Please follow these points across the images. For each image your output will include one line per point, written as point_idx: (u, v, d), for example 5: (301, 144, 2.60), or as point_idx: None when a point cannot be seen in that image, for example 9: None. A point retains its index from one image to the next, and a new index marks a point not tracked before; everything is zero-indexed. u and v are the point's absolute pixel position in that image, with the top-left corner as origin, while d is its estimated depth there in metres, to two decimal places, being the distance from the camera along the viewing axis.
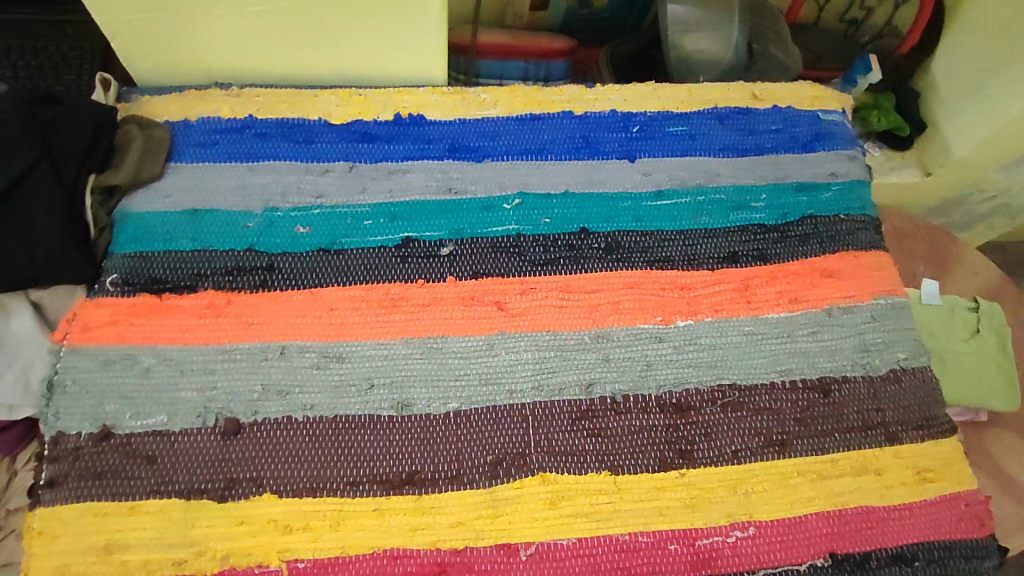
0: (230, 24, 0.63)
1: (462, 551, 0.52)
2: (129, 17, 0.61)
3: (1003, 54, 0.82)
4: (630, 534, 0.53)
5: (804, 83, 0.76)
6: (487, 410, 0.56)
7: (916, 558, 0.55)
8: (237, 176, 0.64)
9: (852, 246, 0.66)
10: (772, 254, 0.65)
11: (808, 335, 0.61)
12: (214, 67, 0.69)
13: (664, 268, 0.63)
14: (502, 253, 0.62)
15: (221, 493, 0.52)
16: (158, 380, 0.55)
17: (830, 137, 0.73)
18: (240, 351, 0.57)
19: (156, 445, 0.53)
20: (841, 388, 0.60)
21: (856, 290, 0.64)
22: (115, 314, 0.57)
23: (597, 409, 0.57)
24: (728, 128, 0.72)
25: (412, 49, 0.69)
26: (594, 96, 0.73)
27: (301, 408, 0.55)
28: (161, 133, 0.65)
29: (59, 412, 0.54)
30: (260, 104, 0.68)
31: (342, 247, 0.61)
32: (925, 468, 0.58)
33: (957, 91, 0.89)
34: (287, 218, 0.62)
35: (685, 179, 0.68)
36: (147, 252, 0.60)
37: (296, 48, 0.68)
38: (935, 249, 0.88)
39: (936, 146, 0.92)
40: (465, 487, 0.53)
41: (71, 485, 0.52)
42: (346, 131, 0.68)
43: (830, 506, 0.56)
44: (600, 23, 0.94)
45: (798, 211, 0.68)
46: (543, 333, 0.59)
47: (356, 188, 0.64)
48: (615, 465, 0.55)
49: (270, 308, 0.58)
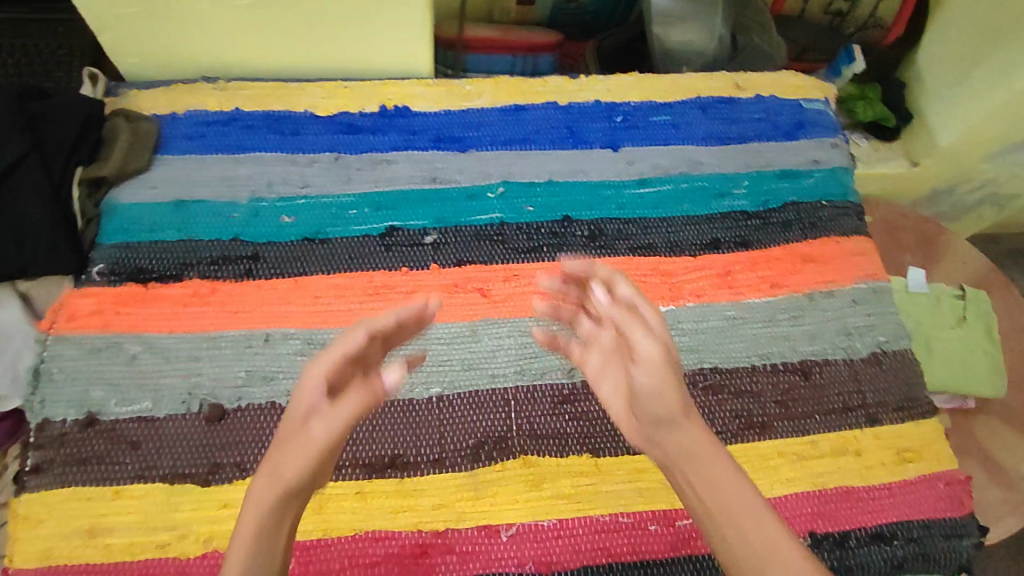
0: (216, 17, 0.64)
1: (443, 533, 0.52)
2: (116, 12, 0.62)
3: (987, 43, 0.83)
4: (611, 515, 0.54)
5: (787, 73, 0.77)
6: (470, 395, 0.57)
7: (895, 537, 0.55)
8: (224, 167, 0.65)
9: (833, 231, 0.67)
10: (754, 241, 0.65)
11: (789, 319, 0.62)
12: (202, 61, 0.70)
13: (647, 254, 0.64)
14: (486, 241, 0.63)
15: (204, 478, 0.52)
16: (144, 367, 0.56)
17: (812, 125, 0.74)
18: (225, 338, 0.57)
19: (141, 430, 0.54)
20: (821, 370, 0.60)
21: (837, 276, 0.65)
22: (102, 303, 0.58)
23: (579, 393, 0.57)
24: (712, 117, 0.72)
25: (397, 42, 0.70)
26: (578, 86, 0.73)
27: (285, 394, 0.56)
28: (147, 126, 0.66)
29: (46, 399, 0.55)
30: (246, 97, 0.69)
31: (327, 237, 0.62)
32: (905, 449, 0.59)
33: (943, 81, 0.90)
34: (273, 208, 0.63)
35: (668, 167, 0.68)
36: (133, 243, 0.61)
37: (283, 42, 0.68)
38: (923, 239, 0.88)
39: (923, 136, 0.92)
40: (447, 469, 0.54)
41: (56, 470, 0.52)
42: (331, 123, 0.68)
43: (810, 487, 0.56)
44: (587, 17, 0.94)
45: (780, 197, 0.68)
46: (524, 320, 0.60)
47: (340, 178, 0.65)
48: (596, 448, 0.56)
49: (255, 296, 0.59)
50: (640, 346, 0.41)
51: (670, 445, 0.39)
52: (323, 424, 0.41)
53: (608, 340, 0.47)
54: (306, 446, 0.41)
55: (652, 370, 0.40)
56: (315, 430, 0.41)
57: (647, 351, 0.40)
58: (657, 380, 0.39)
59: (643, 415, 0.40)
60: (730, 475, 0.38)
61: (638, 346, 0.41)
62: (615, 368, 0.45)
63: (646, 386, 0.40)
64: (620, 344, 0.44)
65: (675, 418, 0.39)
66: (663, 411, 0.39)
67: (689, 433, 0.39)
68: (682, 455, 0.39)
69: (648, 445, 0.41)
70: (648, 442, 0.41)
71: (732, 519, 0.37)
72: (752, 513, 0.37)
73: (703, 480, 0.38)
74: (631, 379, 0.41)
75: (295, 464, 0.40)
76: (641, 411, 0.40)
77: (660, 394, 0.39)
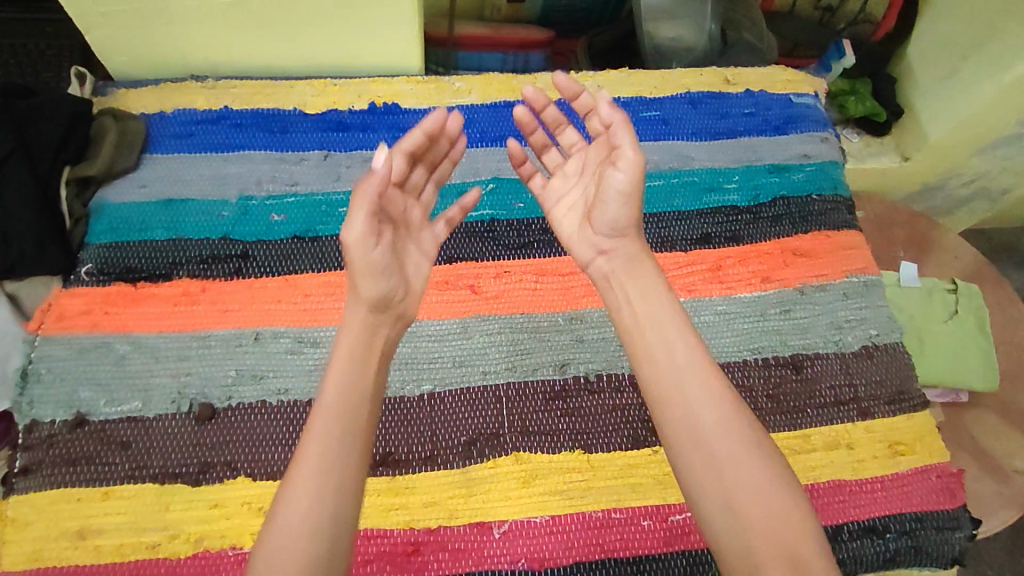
0: (203, 16, 0.63)
1: (435, 531, 0.52)
2: (102, 10, 0.61)
3: (975, 37, 0.83)
4: (604, 511, 0.54)
5: (776, 68, 0.77)
6: (461, 392, 0.56)
7: (887, 530, 0.56)
8: (213, 166, 0.65)
9: (824, 226, 0.67)
10: (745, 235, 0.65)
11: (780, 313, 0.62)
12: (190, 60, 0.70)
13: None
14: (476, 237, 0.63)
15: (195, 477, 0.52)
16: (133, 367, 0.56)
17: (802, 119, 0.74)
18: (215, 337, 0.57)
19: (130, 430, 0.53)
20: (813, 364, 0.60)
21: (828, 270, 0.65)
22: (91, 303, 0.58)
23: (571, 389, 0.57)
24: (702, 112, 0.72)
25: (387, 39, 0.70)
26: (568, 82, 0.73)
27: (276, 392, 0.55)
28: (136, 125, 0.65)
29: (34, 400, 0.54)
30: (234, 96, 0.69)
31: (317, 234, 0.62)
32: (897, 442, 0.59)
33: (932, 76, 0.90)
34: (262, 206, 0.63)
35: (659, 163, 0.68)
36: (121, 242, 0.61)
37: (271, 40, 0.68)
38: (915, 233, 0.89)
39: (913, 130, 0.92)
40: (439, 467, 0.54)
41: (45, 472, 0.52)
42: (321, 120, 0.68)
43: (802, 481, 0.56)
44: (578, 14, 0.94)
45: (770, 192, 0.68)
46: (515, 316, 0.60)
47: (330, 176, 0.65)
48: (588, 444, 0.56)
49: (245, 295, 0.59)
50: (620, 155, 0.48)
51: (619, 254, 0.51)
52: (377, 330, 0.47)
53: (592, 155, 0.54)
54: (363, 291, 0.46)
55: (628, 176, 0.48)
56: (369, 344, 0.46)
57: (626, 156, 0.48)
58: (629, 184, 0.48)
59: (604, 220, 0.50)
60: (706, 382, 0.45)
61: (618, 156, 0.48)
62: (588, 183, 0.54)
63: (620, 190, 0.49)
64: (599, 164, 0.52)
65: (623, 227, 0.50)
66: (620, 215, 0.50)
67: (636, 245, 0.51)
68: (630, 262, 0.51)
69: (609, 258, 0.51)
70: (600, 250, 0.52)
71: (702, 403, 0.44)
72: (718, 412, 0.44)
73: (645, 304, 0.49)
74: (610, 176, 0.49)
75: (360, 262, 0.45)
76: (603, 215, 0.50)
77: (625, 199, 0.49)
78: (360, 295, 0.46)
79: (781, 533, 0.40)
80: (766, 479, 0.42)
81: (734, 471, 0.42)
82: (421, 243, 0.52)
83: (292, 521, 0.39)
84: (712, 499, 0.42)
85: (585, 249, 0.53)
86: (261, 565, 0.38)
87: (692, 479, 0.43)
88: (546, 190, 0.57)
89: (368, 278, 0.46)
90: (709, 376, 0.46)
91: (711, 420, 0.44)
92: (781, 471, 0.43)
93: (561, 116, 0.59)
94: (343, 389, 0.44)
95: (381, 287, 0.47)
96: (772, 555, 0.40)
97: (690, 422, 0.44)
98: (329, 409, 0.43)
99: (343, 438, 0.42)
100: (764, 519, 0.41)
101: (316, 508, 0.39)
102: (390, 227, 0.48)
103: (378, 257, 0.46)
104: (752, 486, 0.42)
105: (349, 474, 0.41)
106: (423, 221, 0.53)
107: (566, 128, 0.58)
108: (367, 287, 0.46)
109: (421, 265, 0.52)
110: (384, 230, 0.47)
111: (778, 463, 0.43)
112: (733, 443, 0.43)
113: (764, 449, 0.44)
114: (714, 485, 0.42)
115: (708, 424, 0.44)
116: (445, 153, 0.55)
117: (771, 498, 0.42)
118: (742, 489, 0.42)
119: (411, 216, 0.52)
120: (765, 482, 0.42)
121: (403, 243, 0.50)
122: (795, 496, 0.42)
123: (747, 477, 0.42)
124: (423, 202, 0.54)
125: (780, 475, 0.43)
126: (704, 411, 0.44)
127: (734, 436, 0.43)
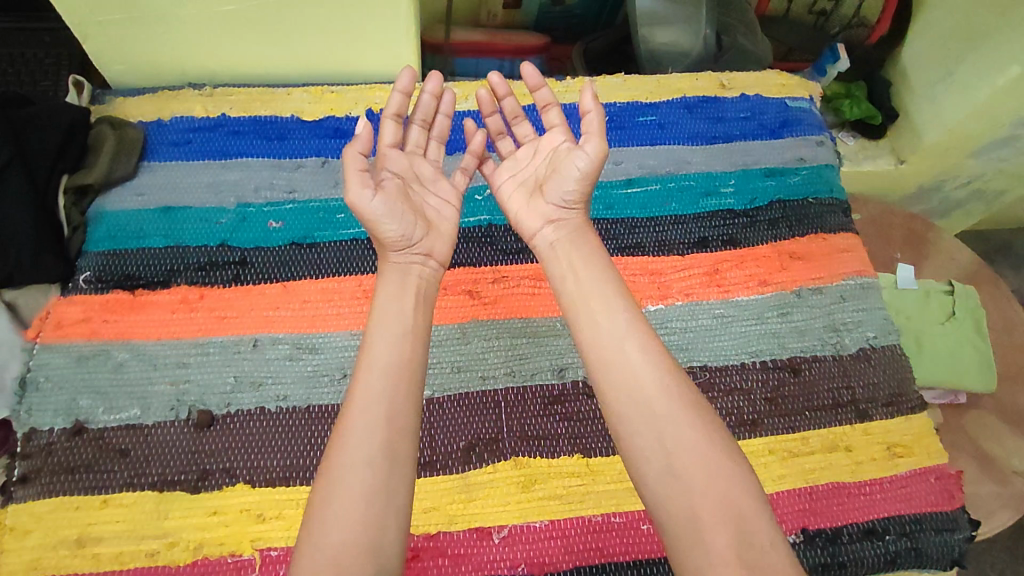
0: (200, 25, 0.64)
1: (436, 536, 0.52)
2: (99, 19, 0.61)
3: (968, 41, 0.84)
4: (603, 515, 0.54)
5: (771, 72, 0.78)
6: (460, 398, 0.56)
7: (887, 532, 0.56)
8: (210, 173, 0.65)
9: (820, 229, 0.67)
10: (741, 239, 0.66)
11: (778, 316, 0.62)
12: (187, 67, 0.70)
13: (635, 254, 0.64)
14: (474, 243, 0.63)
15: (194, 484, 0.52)
16: (131, 374, 0.56)
17: (797, 123, 0.74)
18: (213, 344, 0.57)
19: (129, 438, 0.53)
20: (810, 367, 0.61)
21: (825, 272, 0.65)
22: (89, 311, 0.58)
23: (570, 393, 0.58)
24: (697, 116, 0.73)
25: (383, 45, 0.70)
26: (564, 88, 0.73)
27: (274, 399, 0.55)
28: (133, 133, 0.65)
29: (32, 408, 0.54)
30: (232, 103, 0.69)
31: (315, 241, 0.62)
32: (895, 443, 0.59)
33: (926, 79, 0.90)
34: (260, 213, 0.63)
35: (655, 167, 0.69)
36: (119, 250, 0.61)
37: (268, 48, 0.68)
38: (911, 235, 0.89)
39: (908, 133, 0.93)
40: (438, 472, 0.54)
41: (43, 480, 0.52)
42: (318, 127, 0.68)
43: (801, 483, 0.56)
44: (574, 20, 0.94)
45: (767, 196, 0.68)
46: (514, 321, 0.60)
47: (328, 183, 0.65)
48: (587, 448, 0.56)
49: (243, 302, 0.59)
50: (588, 140, 0.55)
51: (565, 226, 0.56)
52: (411, 301, 0.51)
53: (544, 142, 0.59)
54: (384, 235, 0.53)
55: (589, 158, 0.55)
56: (408, 314, 0.50)
57: (593, 144, 0.54)
58: (590, 162, 0.55)
59: (558, 191, 0.56)
60: (645, 350, 0.48)
61: (585, 142, 0.55)
62: (540, 164, 0.59)
63: (581, 170, 0.55)
64: (555, 148, 0.58)
65: (573, 199, 0.56)
66: (576, 190, 0.56)
67: (581, 218, 0.57)
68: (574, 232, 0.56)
69: (558, 227, 0.56)
70: (548, 220, 0.57)
71: (639, 362, 0.48)
72: (658, 379, 0.47)
73: (589, 270, 0.53)
74: (576, 157, 0.56)
75: (371, 211, 0.52)
76: (559, 187, 0.56)
77: (582, 179, 0.55)
78: (384, 241, 0.53)
79: (718, 491, 0.43)
80: (703, 442, 0.45)
81: (667, 434, 0.45)
82: (432, 191, 0.58)
83: (345, 460, 0.43)
84: (651, 460, 0.45)
85: (533, 219, 0.57)
86: (323, 501, 0.42)
87: (628, 441, 0.46)
88: (496, 172, 0.60)
89: (385, 221, 0.52)
90: (647, 346, 0.49)
91: (652, 386, 0.47)
92: (720, 434, 0.46)
93: (517, 107, 0.63)
94: (386, 350, 0.48)
95: (389, 225, 0.53)
96: (705, 512, 0.42)
97: (631, 391, 0.47)
98: (378, 369, 0.47)
99: (385, 391, 0.46)
100: (702, 477, 0.43)
101: (363, 453, 0.43)
102: (395, 178, 0.55)
103: (379, 204, 0.52)
104: (687, 448, 0.44)
105: (392, 424, 0.45)
106: (436, 172, 0.59)
107: (522, 121, 0.62)
108: (386, 229, 0.52)
109: (442, 209, 0.58)
110: (386, 182, 0.54)
111: (711, 427, 0.46)
112: (669, 407, 0.46)
113: (705, 416, 0.46)
114: (650, 446, 0.45)
115: (649, 390, 0.47)
116: (435, 106, 0.61)
117: (707, 459, 0.44)
118: (680, 452, 0.44)
119: (422, 169, 0.58)
120: (702, 440, 0.45)
121: (417, 192, 0.57)
122: (732, 459, 0.44)
123: (685, 437, 0.45)
124: (431, 158, 0.60)
125: (715, 439, 0.45)
126: (646, 378, 0.47)
127: (672, 395, 0.46)
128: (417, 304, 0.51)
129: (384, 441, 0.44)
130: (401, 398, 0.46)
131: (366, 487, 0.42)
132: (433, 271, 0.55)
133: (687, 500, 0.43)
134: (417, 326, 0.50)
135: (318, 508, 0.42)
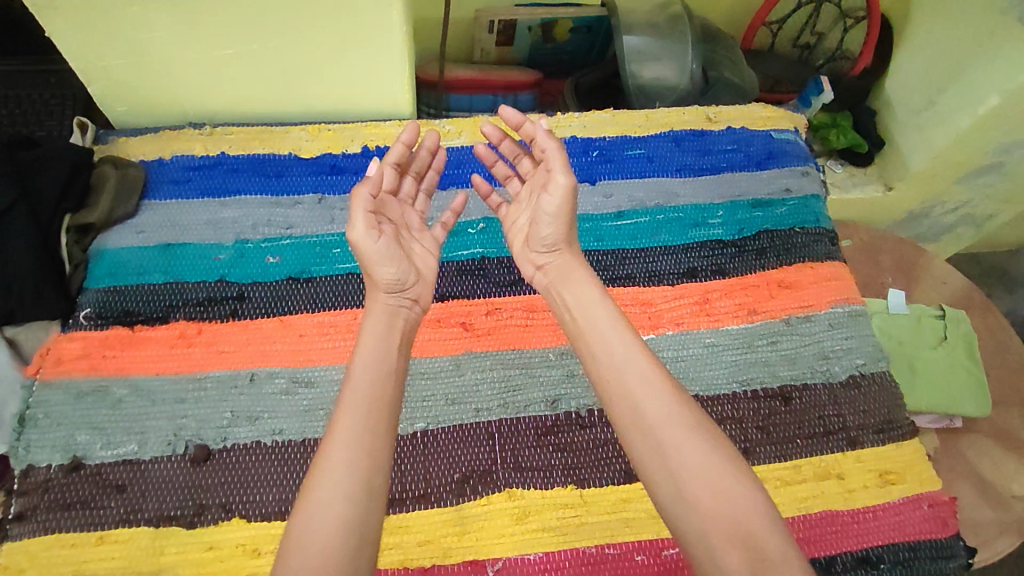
0: (199, 66, 0.66)
1: (430, 570, 0.52)
2: (103, 64, 0.64)
3: (947, 73, 0.86)
4: (597, 547, 0.54)
5: (757, 105, 0.80)
6: (454, 429, 0.57)
7: (882, 561, 0.56)
8: (210, 210, 0.67)
9: (807, 257, 0.69)
10: (730, 269, 0.67)
11: (768, 345, 0.63)
12: (189, 107, 0.72)
13: (626, 285, 0.65)
14: (468, 275, 0.64)
15: (190, 520, 0.52)
16: (129, 410, 0.56)
17: (783, 154, 0.76)
18: (210, 379, 0.58)
19: (126, 473, 0.54)
20: (801, 395, 0.61)
21: (813, 300, 0.66)
22: (89, 346, 0.59)
23: (563, 423, 0.58)
24: (685, 149, 0.75)
25: (378, 85, 0.72)
26: (554, 123, 0.75)
27: (270, 433, 0.56)
28: (135, 172, 0.67)
29: (31, 445, 0.55)
30: (232, 142, 0.71)
31: (311, 275, 0.63)
32: (887, 471, 0.59)
33: (909, 109, 0.92)
34: (257, 249, 0.64)
35: (644, 200, 0.70)
36: (120, 286, 0.62)
37: (266, 88, 0.70)
38: (902, 261, 0.90)
39: (895, 161, 0.95)
40: (432, 504, 0.54)
41: (39, 517, 0.52)
42: (315, 164, 0.70)
43: (794, 512, 0.56)
44: (565, 56, 0.97)
45: (754, 226, 0.70)
46: (508, 352, 0.61)
47: (325, 218, 0.67)
48: (580, 479, 0.56)
49: (240, 336, 0.60)
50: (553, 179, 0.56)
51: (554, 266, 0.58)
52: (390, 345, 0.52)
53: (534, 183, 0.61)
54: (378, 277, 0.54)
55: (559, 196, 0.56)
56: (387, 361, 0.51)
57: (558, 181, 0.56)
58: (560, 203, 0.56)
59: (538, 239, 0.58)
60: (647, 380, 0.49)
61: (552, 179, 0.56)
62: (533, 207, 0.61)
63: (550, 211, 0.56)
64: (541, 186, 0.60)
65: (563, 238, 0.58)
66: (553, 233, 0.57)
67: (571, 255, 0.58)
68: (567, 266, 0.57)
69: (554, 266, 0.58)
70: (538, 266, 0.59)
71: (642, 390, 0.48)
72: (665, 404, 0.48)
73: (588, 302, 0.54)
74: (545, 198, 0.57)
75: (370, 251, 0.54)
76: (538, 234, 0.58)
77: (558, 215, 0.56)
78: (377, 282, 0.54)
79: (726, 510, 0.43)
80: (712, 461, 0.45)
81: (673, 455, 0.45)
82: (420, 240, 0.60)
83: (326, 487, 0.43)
84: (662, 483, 0.45)
85: (527, 265, 0.60)
86: (296, 540, 0.41)
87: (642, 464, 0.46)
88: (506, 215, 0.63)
89: (380, 264, 0.54)
90: (648, 373, 0.49)
91: (660, 408, 0.47)
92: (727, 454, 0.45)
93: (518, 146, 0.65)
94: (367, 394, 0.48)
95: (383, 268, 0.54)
96: (713, 533, 0.42)
97: (640, 416, 0.47)
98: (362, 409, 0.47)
99: (365, 431, 0.46)
100: (711, 501, 0.43)
101: (343, 494, 0.43)
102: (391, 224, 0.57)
103: (380, 246, 0.54)
104: (694, 468, 0.45)
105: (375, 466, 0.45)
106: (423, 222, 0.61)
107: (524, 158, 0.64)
108: (379, 270, 0.54)
109: (428, 258, 0.60)
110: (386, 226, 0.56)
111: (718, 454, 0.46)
112: (675, 430, 0.46)
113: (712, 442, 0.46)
114: (659, 470, 0.45)
115: (656, 413, 0.47)
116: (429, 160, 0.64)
117: (716, 481, 0.44)
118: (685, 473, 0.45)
119: (412, 218, 0.61)
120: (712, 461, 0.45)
121: (407, 239, 0.59)
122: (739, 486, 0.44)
123: (694, 460, 0.45)
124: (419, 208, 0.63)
125: (723, 462, 0.45)
126: (649, 407, 0.47)
127: (677, 419, 0.47)
128: (393, 348, 0.52)
129: (362, 478, 0.44)
130: (380, 441, 0.46)
131: (347, 519, 0.42)
132: (418, 315, 0.56)
133: (697, 517, 0.43)
134: (397, 366, 0.51)
135: (293, 547, 0.41)
